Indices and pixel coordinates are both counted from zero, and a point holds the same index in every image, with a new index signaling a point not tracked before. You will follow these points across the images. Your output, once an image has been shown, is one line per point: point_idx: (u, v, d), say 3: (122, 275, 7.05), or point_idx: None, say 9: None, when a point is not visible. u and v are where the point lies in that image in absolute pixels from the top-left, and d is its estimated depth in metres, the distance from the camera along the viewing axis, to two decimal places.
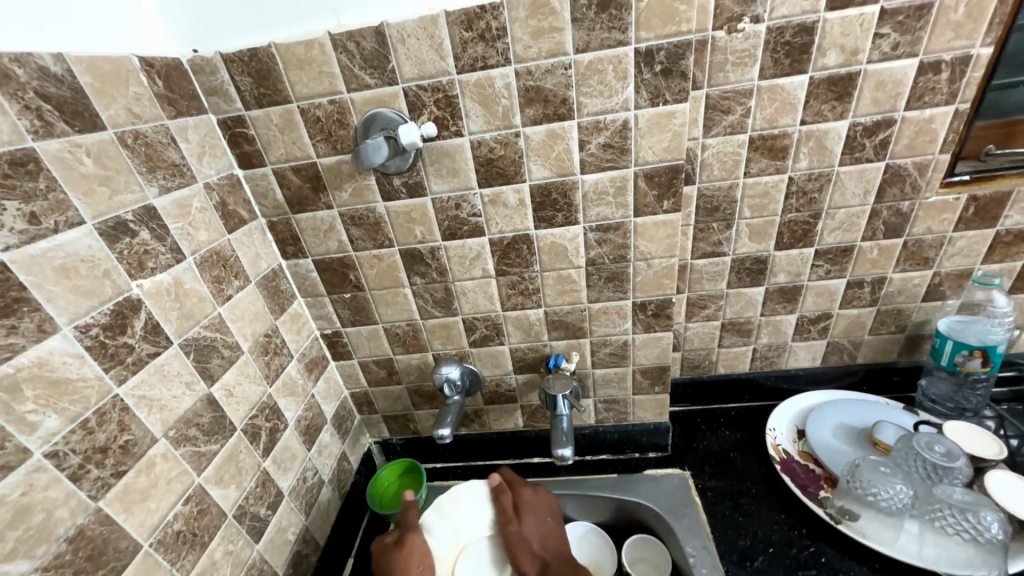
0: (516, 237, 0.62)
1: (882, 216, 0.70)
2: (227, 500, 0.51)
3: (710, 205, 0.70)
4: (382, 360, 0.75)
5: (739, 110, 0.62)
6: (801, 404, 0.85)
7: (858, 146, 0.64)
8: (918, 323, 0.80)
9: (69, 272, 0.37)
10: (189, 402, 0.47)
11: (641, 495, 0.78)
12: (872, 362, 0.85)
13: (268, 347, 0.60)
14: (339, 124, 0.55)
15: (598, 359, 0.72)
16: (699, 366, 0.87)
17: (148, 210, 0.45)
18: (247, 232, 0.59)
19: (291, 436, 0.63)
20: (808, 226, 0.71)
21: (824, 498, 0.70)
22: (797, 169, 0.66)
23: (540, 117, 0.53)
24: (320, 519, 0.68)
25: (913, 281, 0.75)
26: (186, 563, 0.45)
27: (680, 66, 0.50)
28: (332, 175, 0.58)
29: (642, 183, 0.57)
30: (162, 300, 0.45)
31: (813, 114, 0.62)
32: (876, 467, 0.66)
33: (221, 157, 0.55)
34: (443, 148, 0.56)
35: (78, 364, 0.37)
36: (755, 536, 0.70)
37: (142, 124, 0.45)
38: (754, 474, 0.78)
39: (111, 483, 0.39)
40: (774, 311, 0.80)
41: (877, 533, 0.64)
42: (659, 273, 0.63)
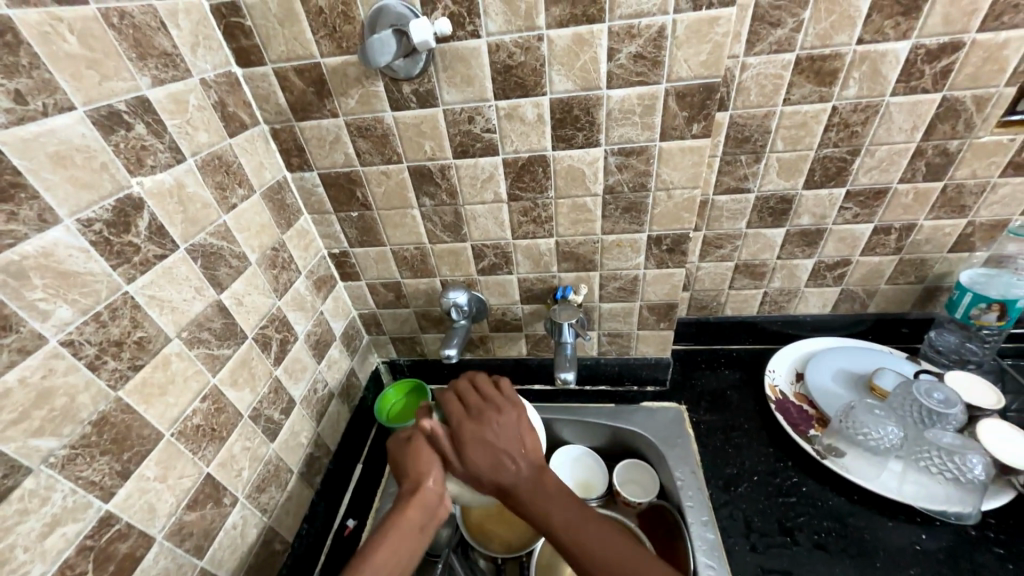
0: (532, 157, 0.58)
1: (926, 156, 0.65)
2: (242, 402, 0.53)
3: (741, 135, 0.65)
4: (390, 283, 0.75)
5: (789, 24, 0.55)
6: (803, 349, 0.86)
7: (916, 73, 0.58)
8: (939, 275, 0.77)
9: (65, 161, 0.35)
10: (200, 307, 0.47)
11: (637, 424, 0.82)
12: (882, 312, 0.84)
13: (275, 261, 0.60)
14: (344, 17, 0.49)
15: (606, 293, 0.72)
16: (707, 307, 0.87)
17: (142, 103, 0.42)
18: (249, 138, 0.56)
19: (301, 349, 0.64)
20: (843, 163, 0.66)
21: (813, 436, 0.73)
22: (843, 97, 0.60)
23: (566, 17, 0.48)
24: (330, 426, 0.71)
25: (944, 230, 0.72)
26: (207, 454, 0.48)
27: None
28: (337, 79, 0.54)
29: (672, 102, 0.52)
30: (164, 201, 0.44)
31: (872, 32, 0.55)
32: (871, 410, 0.68)
33: (217, 51, 0.51)
34: (458, 51, 0.51)
35: (84, 258, 0.37)
36: (742, 466, 0.73)
37: (127, 2, 0.40)
38: (748, 411, 0.80)
39: (129, 375, 0.40)
40: (792, 255, 0.77)
41: (862, 469, 0.67)
42: (678, 205, 0.61)
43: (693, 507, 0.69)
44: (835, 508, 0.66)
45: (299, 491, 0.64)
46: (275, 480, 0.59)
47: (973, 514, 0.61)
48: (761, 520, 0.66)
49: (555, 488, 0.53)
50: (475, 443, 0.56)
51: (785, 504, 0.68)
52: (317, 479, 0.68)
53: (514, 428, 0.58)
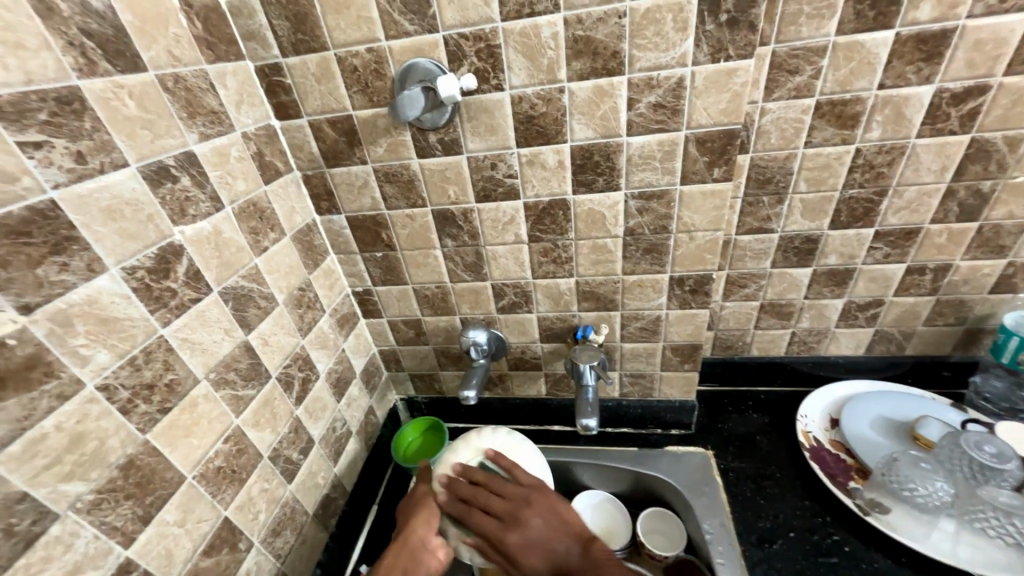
0: (553, 201, 0.59)
1: (958, 197, 0.63)
2: (262, 442, 0.53)
3: (763, 176, 0.65)
4: (410, 320, 0.76)
5: (808, 70, 0.56)
6: (837, 393, 0.82)
7: (942, 116, 0.57)
8: (981, 316, 0.74)
9: (115, 214, 0.38)
10: (228, 348, 0.49)
11: (661, 470, 0.78)
12: (921, 354, 0.80)
13: (301, 300, 0.61)
14: (376, 74, 0.53)
15: (627, 333, 0.71)
16: (732, 346, 0.84)
17: (188, 157, 0.45)
18: (283, 184, 0.59)
19: (321, 388, 0.65)
20: (870, 204, 0.65)
21: (853, 488, 0.68)
22: (867, 140, 0.60)
23: (587, 71, 0.50)
24: (346, 466, 0.71)
25: (982, 271, 0.69)
26: (226, 497, 0.48)
27: (750, 15, 0.45)
28: (367, 129, 0.57)
29: (693, 148, 0.53)
30: (202, 247, 0.46)
31: (894, 77, 0.55)
32: (916, 463, 0.63)
33: (258, 106, 0.55)
34: (482, 103, 0.53)
35: (125, 304, 0.38)
36: (776, 520, 0.69)
37: (182, 67, 0.44)
38: (780, 459, 0.76)
39: (158, 418, 0.41)
40: (820, 295, 0.75)
41: (911, 528, 0.62)
42: (701, 247, 0.60)
43: (724, 565, 0.65)
44: (881, 572, 0.61)
45: (313, 534, 0.63)
46: (291, 524, 0.58)
47: None
48: None
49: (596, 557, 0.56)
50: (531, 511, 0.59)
51: (825, 565, 0.63)
52: (332, 522, 0.67)
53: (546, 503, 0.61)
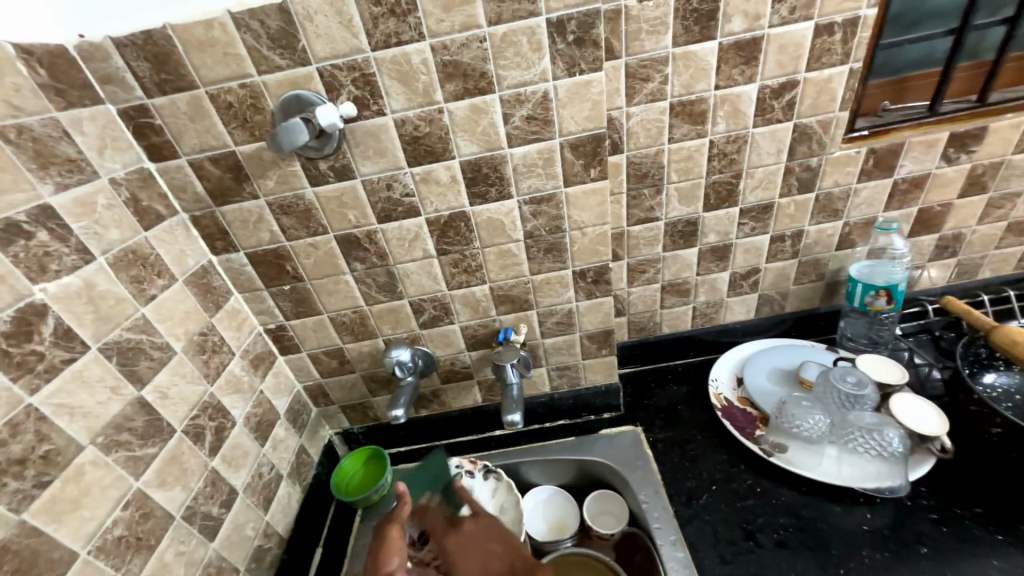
0: (453, 215, 0.62)
1: (795, 172, 0.75)
2: (172, 502, 0.50)
3: (640, 172, 0.73)
4: (332, 350, 0.75)
5: (657, 78, 0.65)
6: (739, 355, 0.92)
7: (768, 108, 0.68)
8: (835, 270, 0.87)
9: None
10: (118, 407, 0.45)
11: (598, 454, 0.83)
12: (798, 310, 0.92)
13: (204, 345, 0.58)
14: (253, 109, 0.53)
15: (546, 329, 0.75)
16: (645, 328, 0.92)
17: (44, 211, 0.42)
18: (168, 229, 0.56)
19: (240, 434, 0.62)
20: (731, 185, 0.75)
21: (759, 435, 0.77)
22: (716, 133, 0.70)
23: (460, 91, 0.53)
24: (281, 512, 0.68)
25: (827, 232, 0.82)
26: (133, 567, 0.44)
27: (592, 35, 0.51)
28: (254, 163, 0.56)
29: (568, 153, 0.58)
30: (72, 304, 0.43)
31: (725, 79, 0.65)
32: (800, 402, 0.73)
33: (127, 150, 0.52)
34: (367, 128, 0.55)
35: None
36: (700, 477, 0.75)
37: (25, 117, 0.42)
38: (699, 422, 0.84)
39: (35, 494, 0.37)
40: (709, 270, 0.85)
41: (805, 460, 0.71)
42: (593, 240, 0.66)
43: (661, 528, 0.70)
44: (788, 503, 0.69)
45: None
46: None
47: (904, 487, 0.66)
48: (725, 529, 0.68)
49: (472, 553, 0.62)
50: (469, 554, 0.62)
51: (744, 508, 0.70)
52: (269, 574, 0.64)
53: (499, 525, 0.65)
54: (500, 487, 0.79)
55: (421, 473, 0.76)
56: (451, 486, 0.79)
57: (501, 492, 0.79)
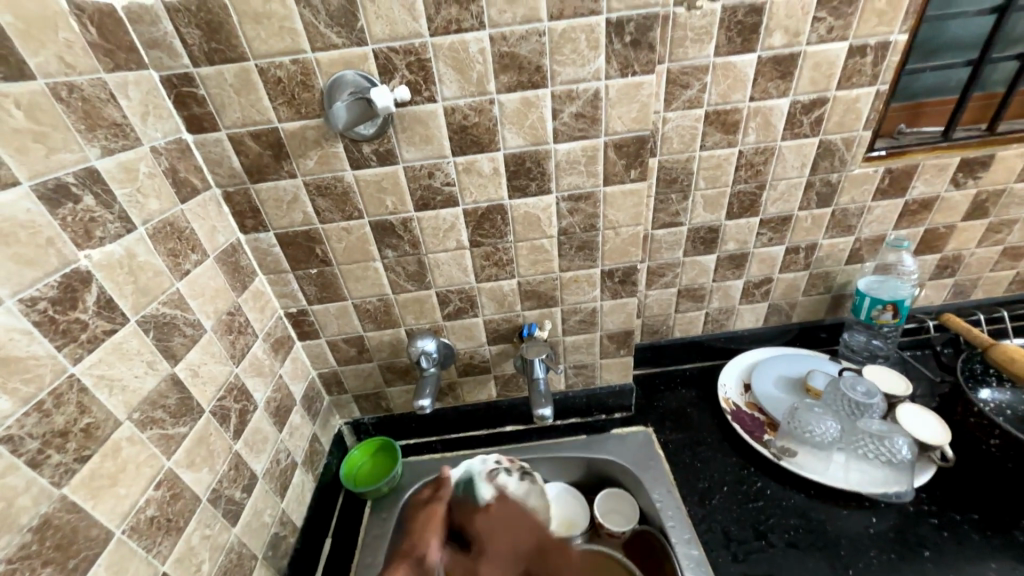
0: (491, 207, 0.62)
1: (816, 187, 0.77)
2: (200, 484, 0.48)
3: (669, 177, 0.74)
4: (352, 338, 0.73)
5: (696, 86, 0.66)
6: (746, 361, 0.94)
7: (798, 122, 0.70)
8: (842, 284, 0.90)
9: (6, 238, 0.33)
10: (153, 383, 0.44)
11: (609, 453, 0.83)
12: (804, 321, 0.95)
13: (232, 325, 0.57)
14: (303, 86, 0.52)
15: (568, 327, 0.75)
16: (658, 331, 0.93)
17: (91, 174, 0.40)
18: (201, 203, 0.55)
19: (261, 418, 0.60)
20: (754, 196, 0.77)
21: (768, 440, 0.79)
22: (746, 143, 0.72)
23: (513, 84, 0.54)
24: (296, 501, 0.66)
25: (839, 247, 0.85)
26: (163, 549, 0.43)
27: (648, 37, 0.52)
28: (296, 142, 0.55)
29: (611, 152, 0.59)
30: (114, 272, 0.41)
31: (760, 91, 0.67)
32: (811, 408, 0.76)
33: (167, 119, 0.51)
34: (416, 114, 0.55)
35: (26, 341, 0.33)
36: (712, 479, 0.77)
37: (77, 76, 0.40)
38: (708, 425, 0.86)
39: (75, 468, 0.36)
40: (724, 277, 0.87)
41: (814, 465, 0.74)
42: (625, 241, 0.67)
43: (674, 527, 0.71)
44: (797, 506, 0.71)
45: None
46: (238, 571, 0.53)
47: (908, 492, 0.70)
48: (737, 529, 0.70)
49: (570, 561, 0.64)
50: (506, 527, 0.67)
51: (755, 510, 0.72)
52: (284, 563, 0.62)
53: (529, 517, 0.70)
54: (533, 489, 0.79)
55: (469, 463, 0.78)
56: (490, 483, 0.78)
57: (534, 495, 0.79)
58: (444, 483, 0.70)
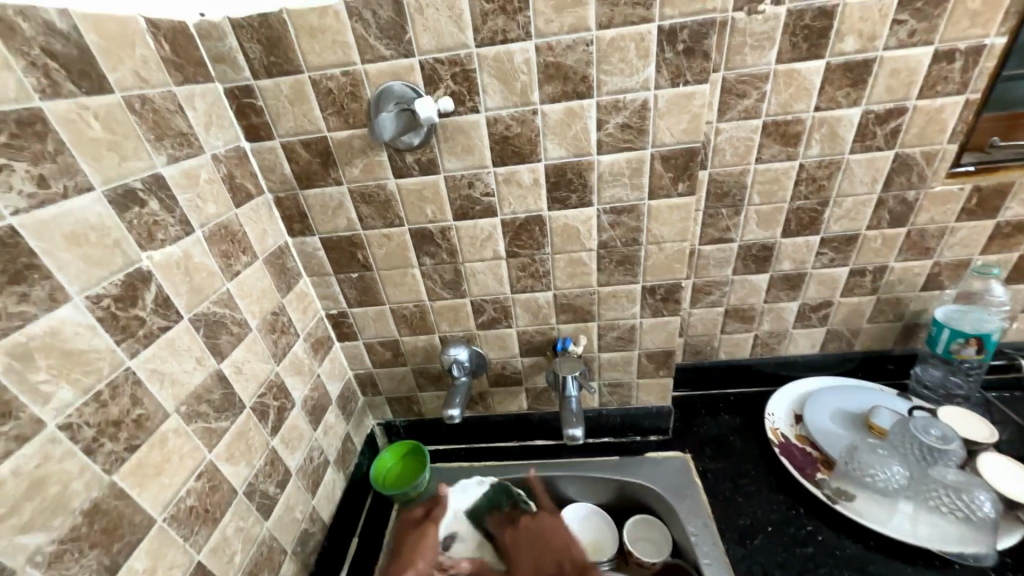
0: (529, 218, 0.61)
1: (888, 205, 0.70)
2: (237, 477, 0.50)
3: (720, 191, 0.70)
4: (388, 341, 0.75)
5: (754, 95, 0.62)
6: (799, 390, 0.87)
7: (870, 134, 0.64)
8: (915, 312, 0.81)
9: (79, 239, 0.36)
10: (199, 378, 0.46)
11: (642, 477, 0.79)
12: (868, 350, 0.87)
13: (275, 325, 0.59)
14: (351, 96, 0.53)
15: (605, 343, 0.73)
16: (701, 351, 0.88)
17: (157, 180, 0.43)
18: (254, 207, 0.57)
19: (298, 415, 0.62)
20: (815, 213, 0.71)
21: (821, 479, 0.72)
22: (808, 156, 0.66)
23: (558, 94, 0.52)
24: (326, 498, 0.68)
25: (913, 271, 0.77)
26: (199, 539, 0.45)
27: (703, 45, 0.49)
28: (343, 150, 0.57)
29: (658, 165, 0.56)
30: (171, 272, 0.44)
31: (827, 100, 0.62)
32: (873, 449, 0.70)
33: (228, 128, 0.54)
34: (458, 124, 0.55)
35: (90, 335, 0.36)
36: (755, 516, 0.71)
37: (150, 89, 0.43)
38: (753, 456, 0.80)
39: (125, 457, 0.38)
40: (777, 298, 0.81)
41: (874, 512, 0.67)
42: (669, 257, 0.64)
43: (710, 565, 0.66)
44: (852, 556, 0.65)
45: (291, 574, 0.59)
46: (268, 564, 0.55)
47: (991, 556, 0.60)
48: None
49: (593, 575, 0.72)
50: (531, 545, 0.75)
51: (803, 556, 0.66)
52: (311, 559, 0.64)
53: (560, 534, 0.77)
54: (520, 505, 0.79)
55: (463, 484, 0.80)
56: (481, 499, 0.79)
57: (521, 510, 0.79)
58: (437, 504, 0.78)
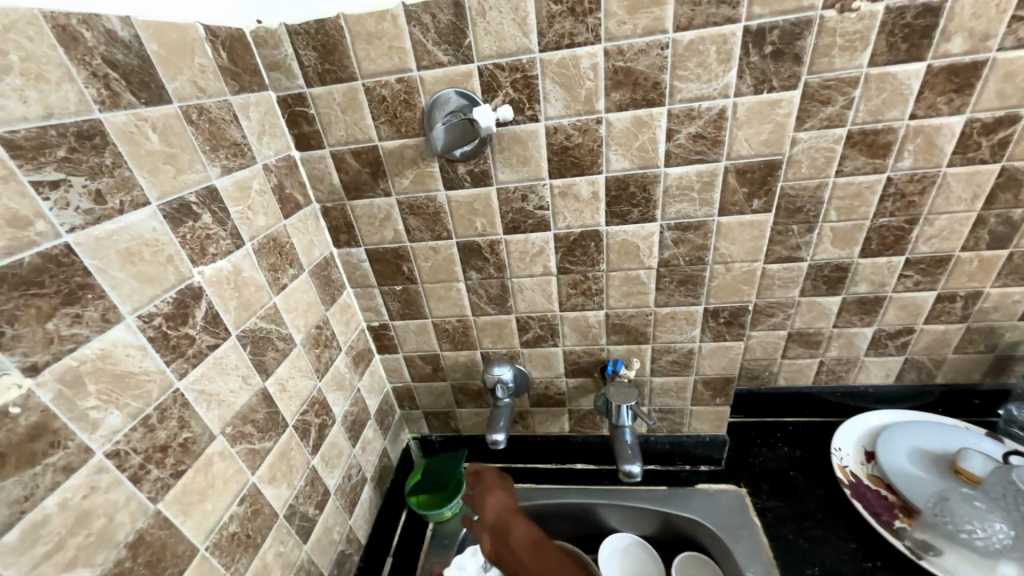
0: (585, 233, 0.57)
1: (988, 225, 0.63)
2: (278, 500, 0.48)
3: (792, 206, 0.64)
4: (428, 356, 0.72)
5: (841, 101, 0.55)
6: (870, 423, 0.79)
7: (973, 145, 0.57)
8: (1011, 343, 0.72)
9: (133, 256, 0.34)
10: (245, 398, 0.44)
11: (694, 511, 0.74)
12: (950, 382, 0.78)
13: (319, 339, 0.57)
14: (405, 105, 0.51)
15: (658, 367, 0.68)
16: (759, 376, 0.81)
17: (210, 192, 0.42)
18: (302, 218, 0.56)
19: (338, 433, 0.60)
20: (901, 231, 0.64)
21: (901, 528, 0.65)
22: (898, 169, 0.60)
23: (626, 102, 0.48)
24: (362, 518, 0.65)
25: (1013, 298, 0.68)
26: (240, 566, 0.43)
27: (795, 48, 0.44)
28: (393, 160, 0.55)
29: (732, 178, 0.51)
30: (222, 288, 0.42)
31: (925, 107, 0.55)
32: (970, 500, 0.61)
33: (280, 137, 0.52)
34: (515, 133, 0.51)
35: (140, 356, 0.34)
36: (824, 565, 0.64)
37: (206, 98, 0.42)
38: (818, 496, 0.73)
39: (171, 483, 0.36)
40: (850, 323, 0.73)
41: (970, 573, 0.59)
42: (737, 278, 0.58)
43: None
44: None
45: None
46: None
47: None
48: None
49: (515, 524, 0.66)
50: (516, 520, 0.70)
51: None
52: None
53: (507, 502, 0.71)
54: None
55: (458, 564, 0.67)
56: None
57: None
58: None
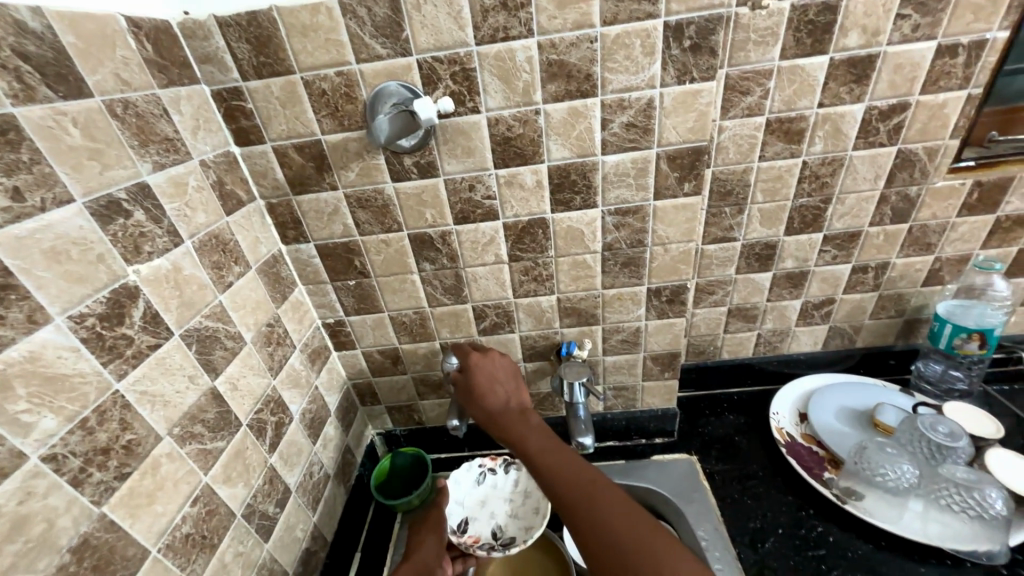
0: (532, 221, 0.59)
1: (891, 202, 0.70)
2: (234, 499, 0.48)
3: (723, 190, 0.69)
4: (387, 350, 0.72)
5: (758, 91, 0.61)
6: (803, 388, 0.86)
7: (873, 130, 0.64)
8: (916, 307, 0.81)
9: (59, 255, 0.33)
10: (193, 398, 0.44)
11: (650, 481, 0.79)
12: (869, 346, 0.87)
13: (271, 337, 0.57)
14: (346, 98, 0.51)
15: (609, 346, 0.71)
16: (704, 351, 0.87)
17: (142, 189, 0.41)
18: (246, 215, 0.55)
19: (296, 430, 0.60)
20: (818, 211, 0.71)
21: (829, 478, 0.71)
22: (812, 153, 0.66)
23: (562, 93, 0.51)
24: (327, 514, 0.66)
25: (915, 266, 0.77)
26: (197, 567, 0.42)
27: (710, 41, 0.48)
28: (337, 154, 0.55)
29: (664, 164, 0.55)
30: (161, 287, 0.41)
31: (831, 97, 0.61)
32: (882, 448, 0.68)
33: (216, 132, 0.51)
34: (459, 125, 0.53)
35: (74, 357, 0.33)
36: (765, 518, 0.71)
37: (132, 92, 0.40)
38: (759, 457, 0.79)
39: (115, 486, 0.35)
40: (780, 296, 0.80)
41: (885, 512, 0.66)
42: (675, 258, 0.62)
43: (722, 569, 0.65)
44: (864, 558, 0.64)
45: None
46: None
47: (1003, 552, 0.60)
48: None
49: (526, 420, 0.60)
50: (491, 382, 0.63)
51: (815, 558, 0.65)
52: None
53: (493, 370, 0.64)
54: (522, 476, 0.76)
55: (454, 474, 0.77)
56: (481, 483, 0.77)
57: (522, 479, 0.76)
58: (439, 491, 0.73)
